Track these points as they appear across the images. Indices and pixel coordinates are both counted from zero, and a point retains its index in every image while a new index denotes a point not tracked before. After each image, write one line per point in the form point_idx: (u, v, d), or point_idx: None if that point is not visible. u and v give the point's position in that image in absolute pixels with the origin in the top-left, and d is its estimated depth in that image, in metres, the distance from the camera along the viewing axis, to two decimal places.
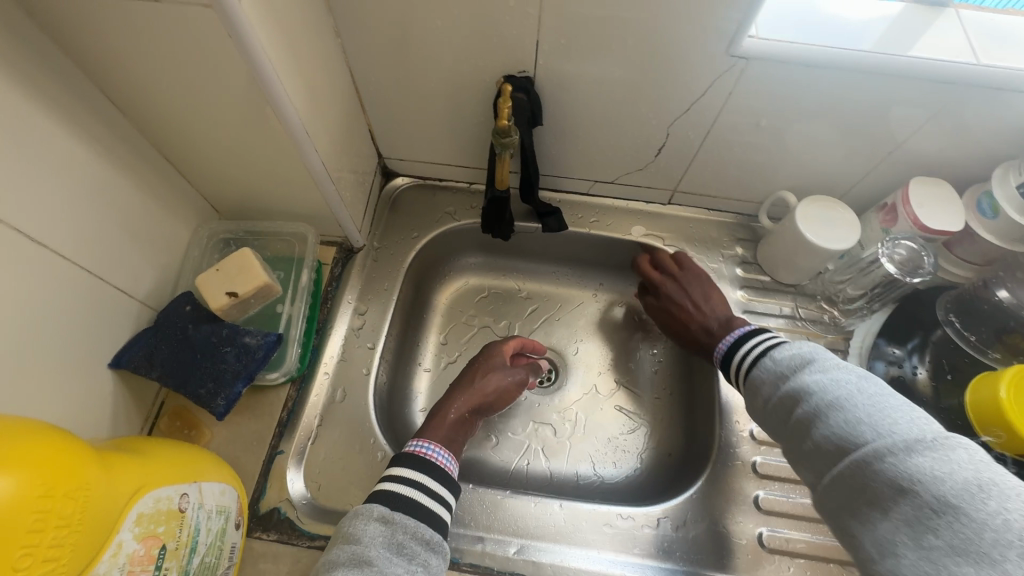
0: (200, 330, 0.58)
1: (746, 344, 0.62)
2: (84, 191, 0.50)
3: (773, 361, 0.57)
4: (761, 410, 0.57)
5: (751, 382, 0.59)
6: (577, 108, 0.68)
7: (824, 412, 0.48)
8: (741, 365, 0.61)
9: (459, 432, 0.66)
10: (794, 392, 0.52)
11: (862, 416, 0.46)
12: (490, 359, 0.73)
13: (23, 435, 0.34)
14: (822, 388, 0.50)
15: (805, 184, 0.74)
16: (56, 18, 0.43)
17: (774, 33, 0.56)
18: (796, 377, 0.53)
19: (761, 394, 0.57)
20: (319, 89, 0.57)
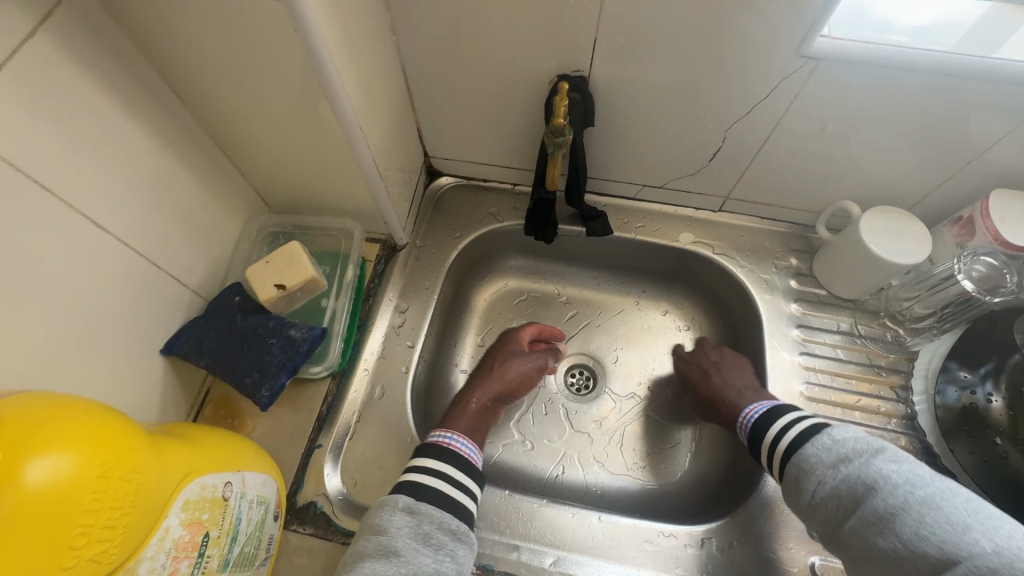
0: (247, 321, 0.58)
1: (774, 421, 0.62)
2: (146, 181, 0.51)
3: (829, 440, 0.56)
4: (808, 505, 0.55)
5: (793, 468, 0.57)
6: (631, 109, 0.66)
7: (900, 505, 0.48)
8: (778, 451, 0.60)
9: (480, 420, 0.68)
10: (861, 484, 0.51)
11: (957, 523, 0.45)
12: (508, 348, 0.75)
13: (84, 415, 0.35)
14: (898, 480, 0.50)
15: (870, 194, 0.70)
16: (130, 12, 0.44)
17: (848, 33, 0.53)
18: (859, 465, 0.52)
19: (806, 486, 0.55)
20: (373, 85, 0.57)
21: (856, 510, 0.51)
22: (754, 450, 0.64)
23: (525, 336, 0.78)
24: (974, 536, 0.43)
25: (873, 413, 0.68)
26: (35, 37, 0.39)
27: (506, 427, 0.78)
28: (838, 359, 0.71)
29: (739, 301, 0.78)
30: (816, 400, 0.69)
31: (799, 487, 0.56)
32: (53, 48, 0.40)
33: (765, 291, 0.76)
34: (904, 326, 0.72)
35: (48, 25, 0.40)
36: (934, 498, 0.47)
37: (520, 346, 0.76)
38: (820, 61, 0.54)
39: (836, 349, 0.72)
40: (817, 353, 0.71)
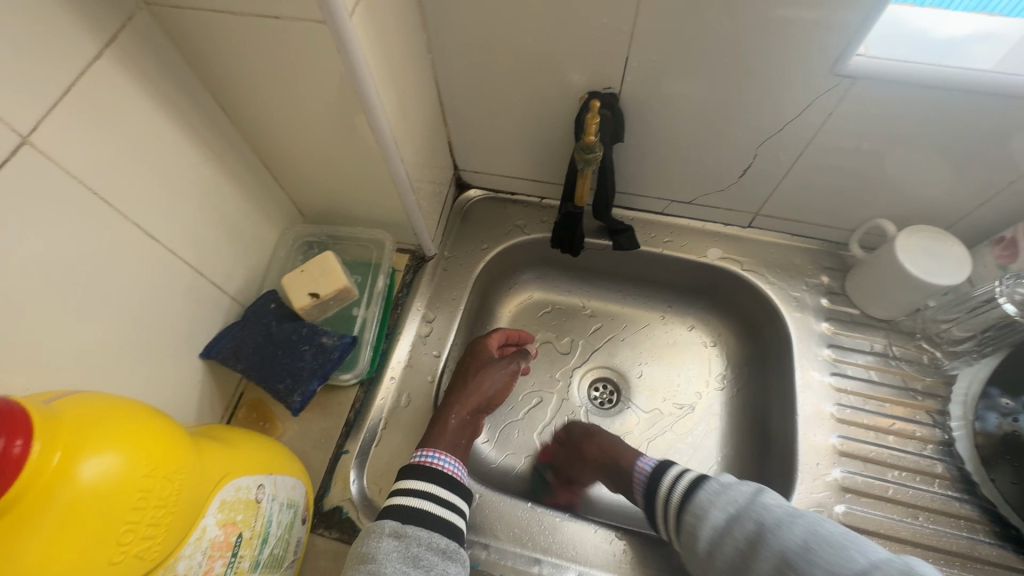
0: (282, 328, 0.60)
1: (666, 472, 0.64)
2: (194, 192, 0.54)
3: (709, 488, 0.59)
4: (704, 557, 0.56)
5: (690, 516, 0.59)
6: (661, 125, 0.66)
7: (785, 545, 0.50)
8: (670, 499, 0.62)
9: (461, 435, 0.65)
10: (751, 522, 0.54)
11: (834, 546, 0.48)
12: (479, 357, 0.72)
13: (133, 417, 0.37)
14: (781, 513, 0.53)
15: (906, 212, 0.69)
16: (186, 34, 0.46)
17: (885, 52, 0.53)
18: (745, 504, 0.55)
19: (701, 533, 0.57)
20: (408, 101, 0.59)
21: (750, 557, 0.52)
22: (648, 505, 0.65)
23: (494, 342, 0.74)
24: (852, 554, 0.47)
25: (907, 438, 0.66)
26: (100, 59, 0.41)
27: (529, 439, 0.78)
28: (870, 381, 0.69)
29: (767, 318, 0.77)
30: (847, 422, 0.67)
31: (695, 535, 0.58)
32: (116, 69, 0.43)
33: (795, 309, 0.74)
34: (941, 348, 0.69)
35: (113, 47, 0.42)
36: (811, 526, 0.50)
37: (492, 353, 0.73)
38: (855, 79, 0.54)
39: (869, 371, 0.70)
40: (848, 374, 0.70)
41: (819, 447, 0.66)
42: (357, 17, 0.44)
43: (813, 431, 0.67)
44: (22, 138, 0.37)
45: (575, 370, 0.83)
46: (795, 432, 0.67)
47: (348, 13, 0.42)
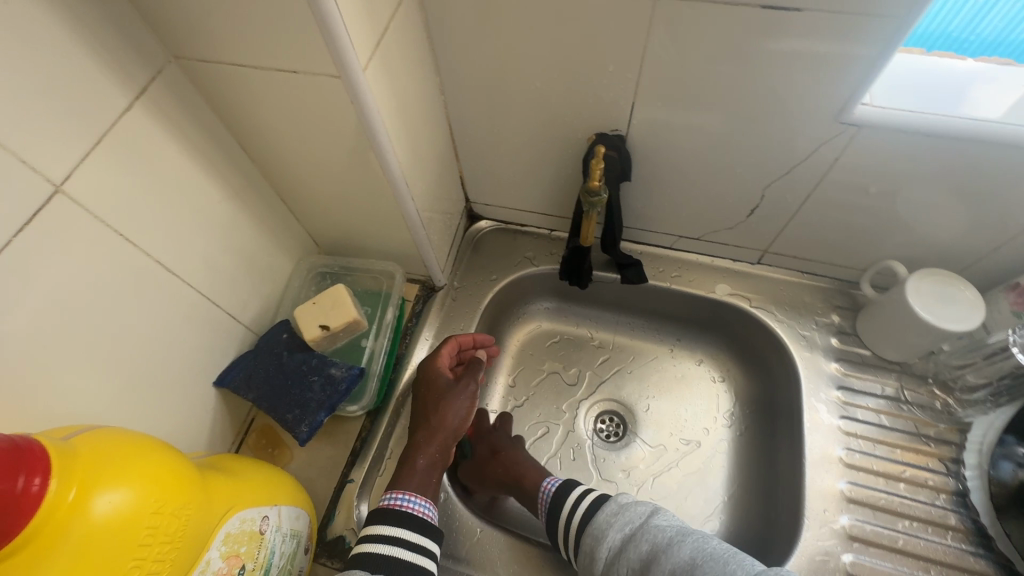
0: (293, 358, 0.62)
1: (569, 494, 0.65)
2: (215, 228, 0.57)
3: (606, 510, 0.61)
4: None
5: (588, 539, 0.60)
6: (668, 165, 0.67)
7: (680, 565, 0.52)
8: (573, 523, 0.63)
9: (433, 473, 0.63)
10: (644, 542, 0.56)
11: (718, 568, 0.51)
12: (433, 388, 0.67)
13: (146, 454, 0.39)
14: (672, 532, 0.56)
15: (918, 254, 0.68)
16: (213, 83, 0.49)
17: (890, 101, 0.53)
18: (642, 525, 0.58)
19: (598, 555, 0.59)
20: (420, 141, 0.61)
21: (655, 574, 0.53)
22: (552, 527, 0.65)
23: (445, 360, 0.69)
24: (731, 571, 0.50)
25: (919, 486, 0.64)
26: (131, 110, 0.44)
27: None
28: (881, 426, 0.68)
29: (776, 356, 0.76)
30: (856, 467, 0.66)
31: (595, 566, 0.58)
32: (144, 118, 0.46)
33: (804, 348, 0.74)
34: (955, 395, 0.68)
35: (143, 98, 0.45)
36: (699, 546, 0.53)
37: (448, 377, 0.68)
38: (860, 127, 0.54)
39: (880, 415, 0.69)
40: (858, 417, 0.69)
41: (827, 493, 0.65)
42: (370, 70, 0.47)
43: (821, 475, 0.66)
44: (55, 187, 0.40)
45: (581, 402, 0.83)
46: (802, 475, 0.66)
47: (361, 67, 0.45)
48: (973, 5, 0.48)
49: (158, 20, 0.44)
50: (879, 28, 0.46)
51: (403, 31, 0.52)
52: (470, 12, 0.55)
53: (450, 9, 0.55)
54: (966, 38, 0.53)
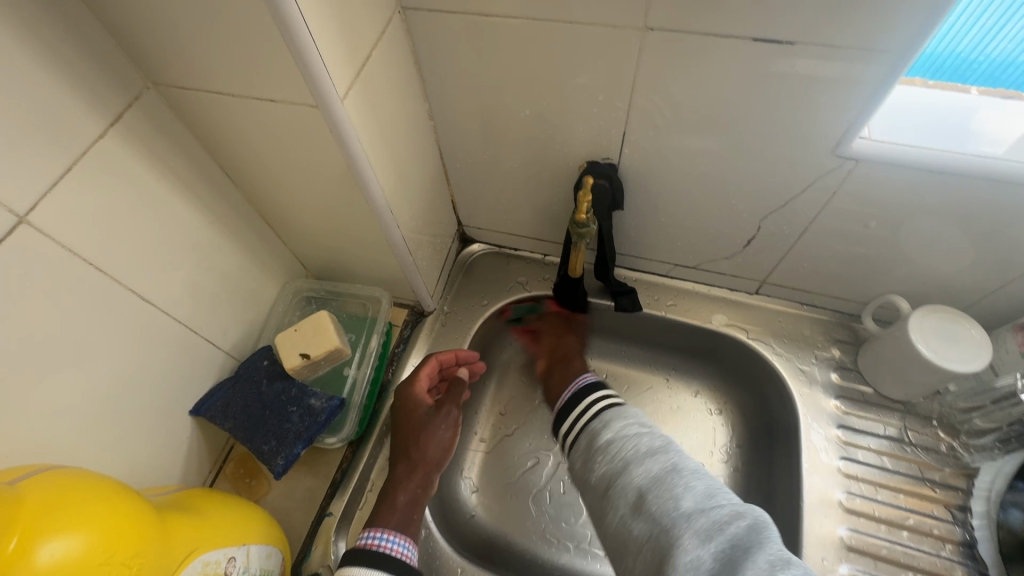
0: (272, 387, 0.61)
1: (586, 397, 0.62)
2: (195, 255, 0.56)
3: (615, 413, 0.57)
4: (597, 450, 0.55)
5: (595, 427, 0.57)
6: (661, 193, 0.66)
7: (663, 469, 0.48)
8: (583, 417, 0.59)
9: (414, 510, 0.61)
10: (637, 442, 0.52)
11: (688, 472, 0.48)
12: (413, 419, 0.66)
13: (95, 500, 0.37)
14: (659, 441, 0.51)
15: (921, 288, 0.66)
16: (193, 110, 0.49)
17: (888, 135, 0.52)
18: (650, 429, 0.54)
19: (604, 433, 0.55)
20: (407, 167, 0.60)
21: (632, 470, 0.50)
22: (563, 413, 0.63)
23: (424, 385, 0.68)
24: (702, 485, 0.46)
25: (924, 534, 0.62)
26: (104, 137, 0.44)
27: (522, 505, 0.75)
28: (882, 468, 0.65)
29: (774, 391, 0.73)
30: (856, 513, 0.63)
31: (589, 456, 0.55)
32: (119, 145, 0.45)
33: (803, 383, 0.71)
34: (962, 438, 0.65)
35: (117, 125, 0.45)
36: (678, 463, 0.49)
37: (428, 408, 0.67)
38: (857, 161, 0.53)
39: (882, 457, 0.66)
40: (858, 458, 0.66)
41: (824, 539, 0.62)
42: (349, 100, 0.46)
43: (819, 520, 0.63)
44: (20, 218, 0.39)
45: None
46: (800, 519, 0.63)
47: (339, 97, 0.44)
48: (982, 25, 0.45)
49: (135, 48, 0.43)
50: (874, 62, 0.45)
51: (388, 59, 0.51)
52: (457, 40, 0.54)
53: (437, 37, 0.54)
54: (975, 59, 0.49)
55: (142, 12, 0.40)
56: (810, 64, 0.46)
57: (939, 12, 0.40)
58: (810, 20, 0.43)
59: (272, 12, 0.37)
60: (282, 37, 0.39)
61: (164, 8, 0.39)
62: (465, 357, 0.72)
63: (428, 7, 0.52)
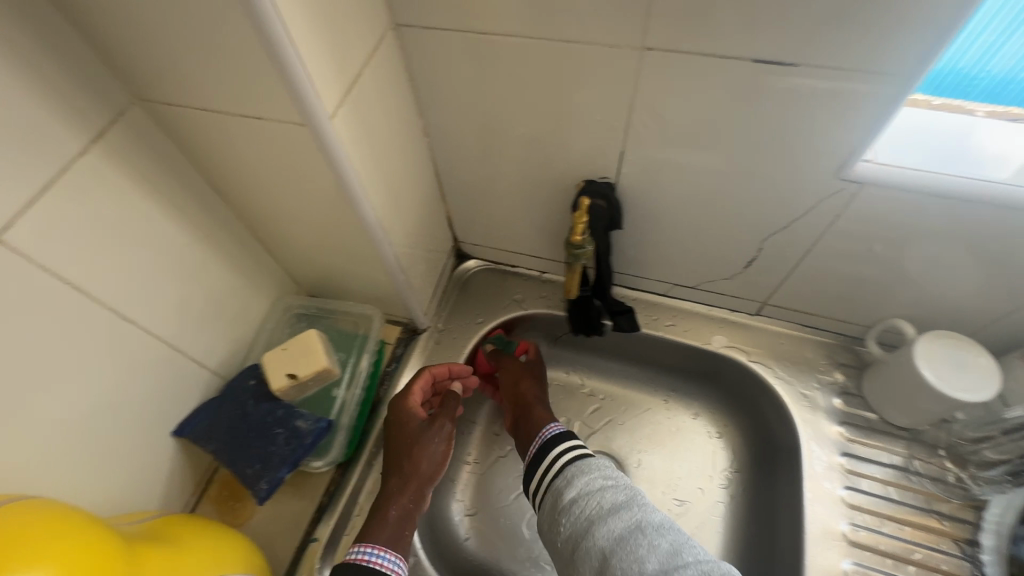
0: (258, 408, 0.59)
1: (551, 447, 0.62)
2: (181, 272, 0.54)
3: (580, 466, 0.58)
4: (561, 509, 0.56)
5: (560, 481, 0.58)
6: (660, 213, 0.64)
7: (626, 534, 0.51)
8: (548, 471, 0.60)
9: (405, 527, 0.57)
10: (601, 503, 0.54)
11: (654, 535, 0.50)
12: (405, 429, 0.62)
13: (61, 534, 0.35)
14: (623, 500, 0.54)
15: (927, 313, 0.64)
16: (179, 127, 0.48)
17: (894, 159, 0.50)
18: (613, 487, 0.55)
19: (568, 490, 0.57)
20: (400, 184, 0.59)
21: (597, 530, 0.52)
22: (530, 465, 0.63)
23: (417, 398, 0.66)
24: (668, 547, 0.49)
25: (930, 568, 0.59)
26: (86, 153, 0.42)
27: (516, 530, 0.73)
28: (886, 498, 0.63)
29: (776, 415, 0.72)
30: (861, 545, 0.61)
31: (555, 516, 0.56)
32: (102, 161, 0.44)
33: (805, 408, 0.69)
34: (970, 469, 0.63)
35: (100, 141, 0.43)
36: (647, 521, 0.51)
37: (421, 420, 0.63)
38: (862, 184, 0.51)
39: (887, 486, 0.64)
40: (863, 488, 0.64)
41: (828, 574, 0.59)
42: (339, 117, 0.44)
43: (822, 554, 0.61)
44: None
45: None
46: (802, 550, 0.61)
47: (327, 114, 0.43)
48: (985, 41, 0.43)
49: (120, 63, 0.43)
50: (877, 86, 0.43)
51: (380, 76, 0.50)
52: (451, 57, 0.53)
53: (432, 53, 0.53)
54: (975, 76, 0.47)
55: (127, 28, 0.39)
56: (811, 86, 0.45)
57: (944, 36, 0.39)
58: (811, 42, 0.42)
59: (257, 28, 0.36)
60: (267, 55, 0.38)
61: (148, 25, 0.38)
62: (456, 370, 0.70)
63: (422, 23, 0.51)
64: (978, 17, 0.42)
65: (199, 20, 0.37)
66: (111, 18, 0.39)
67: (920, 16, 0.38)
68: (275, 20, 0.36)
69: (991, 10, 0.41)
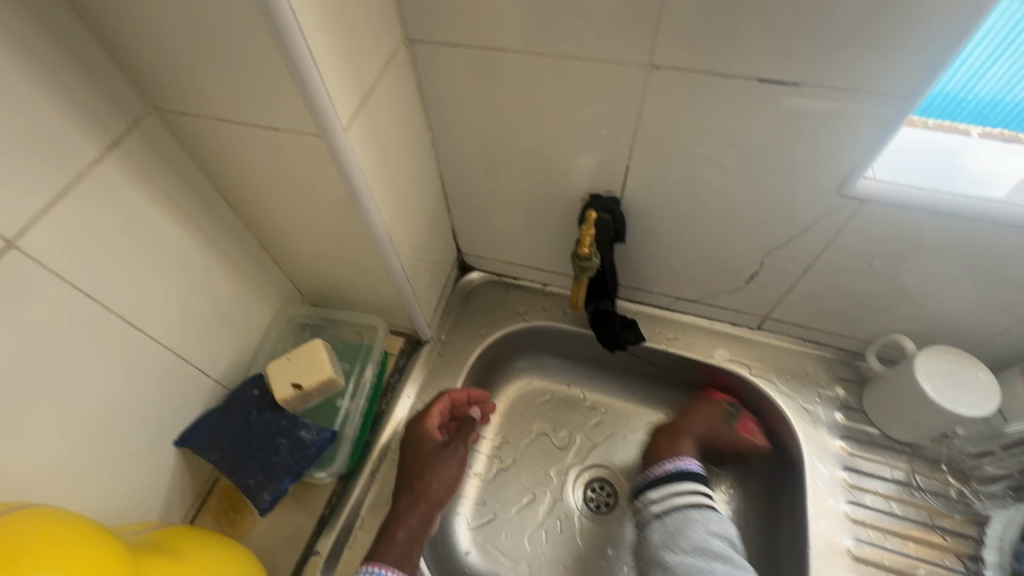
0: (261, 418, 0.59)
1: (682, 479, 0.67)
2: (189, 281, 0.55)
3: (707, 514, 0.64)
4: (679, 540, 0.63)
5: (685, 517, 0.64)
6: (663, 227, 0.65)
7: None
8: (676, 498, 0.66)
9: (414, 547, 0.58)
10: (723, 559, 0.60)
11: None
12: (421, 452, 0.64)
13: (66, 543, 0.35)
14: (742, 565, 0.60)
15: (926, 329, 0.65)
16: (193, 137, 0.48)
17: (893, 177, 0.52)
18: (733, 549, 0.61)
19: (693, 529, 0.62)
20: (408, 196, 0.60)
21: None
22: (653, 483, 0.68)
23: (436, 420, 0.67)
24: None
25: None
26: (101, 161, 0.43)
27: (518, 544, 0.73)
28: (889, 513, 0.63)
29: (778, 430, 0.72)
30: (865, 560, 0.61)
31: (668, 541, 0.63)
32: (117, 169, 0.44)
33: (807, 422, 0.70)
34: (972, 484, 0.63)
35: (116, 149, 0.44)
36: None
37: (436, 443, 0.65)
38: (862, 201, 0.53)
39: (889, 501, 0.64)
40: (866, 503, 0.64)
41: None
42: (353, 130, 0.45)
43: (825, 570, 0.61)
44: (8, 242, 0.38)
45: (570, 469, 0.78)
46: (807, 566, 0.61)
47: (343, 126, 0.44)
48: (970, 65, 0.46)
49: (139, 74, 0.43)
50: (877, 106, 0.45)
51: (393, 90, 0.51)
52: (462, 72, 0.54)
53: (443, 69, 0.55)
54: (962, 98, 0.50)
55: (148, 40, 0.40)
56: (813, 106, 0.46)
57: (943, 60, 0.40)
58: (813, 63, 0.43)
59: (280, 43, 0.37)
60: (288, 68, 0.38)
61: (171, 38, 0.39)
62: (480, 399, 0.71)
63: (434, 40, 0.52)
64: (967, 42, 0.44)
65: (223, 33, 0.38)
66: (133, 30, 0.39)
67: (919, 40, 0.40)
68: (297, 34, 0.36)
69: (976, 37, 0.44)
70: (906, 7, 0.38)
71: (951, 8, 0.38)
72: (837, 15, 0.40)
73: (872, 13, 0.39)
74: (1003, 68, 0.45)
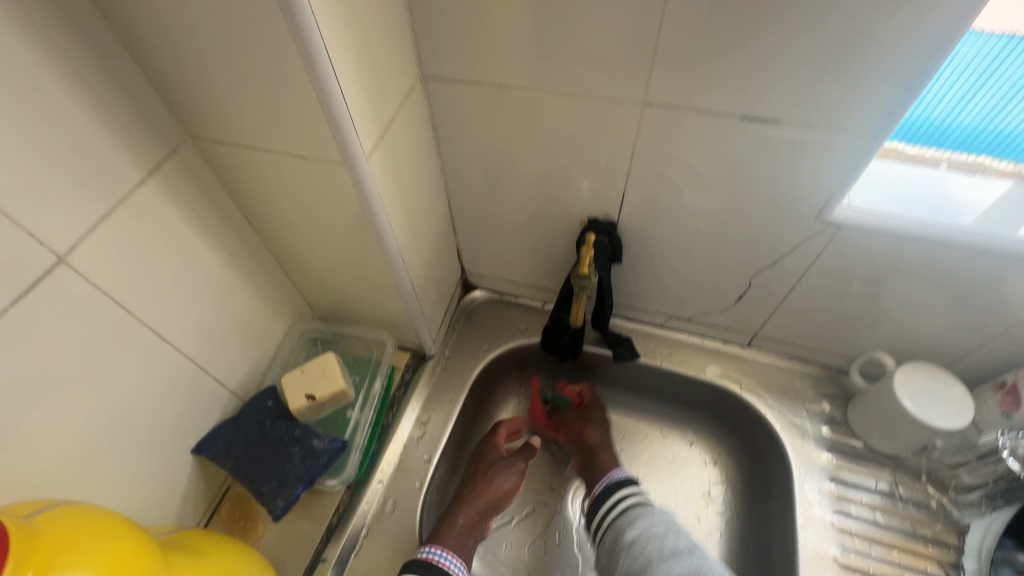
0: (275, 428, 0.61)
1: (613, 494, 0.69)
2: (213, 296, 0.58)
3: (641, 513, 0.65)
4: (621, 549, 0.64)
5: (620, 524, 0.66)
6: (657, 250, 0.69)
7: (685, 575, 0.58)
8: (611, 512, 0.67)
9: (468, 538, 0.67)
10: (664, 549, 0.61)
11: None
12: (488, 458, 0.75)
13: (104, 535, 0.38)
14: (683, 548, 0.61)
15: (905, 346, 0.69)
16: (224, 162, 0.53)
17: (867, 205, 0.56)
18: (676, 536, 0.63)
19: (630, 531, 0.64)
20: (418, 218, 0.64)
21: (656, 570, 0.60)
22: (591, 504, 0.70)
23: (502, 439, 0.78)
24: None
25: None
26: (142, 184, 0.47)
27: (518, 555, 0.75)
28: (875, 523, 0.66)
29: (768, 443, 0.75)
30: (852, 568, 0.64)
31: (614, 554, 0.64)
32: (154, 191, 0.48)
33: (795, 436, 0.73)
34: (950, 493, 0.66)
35: (155, 173, 0.48)
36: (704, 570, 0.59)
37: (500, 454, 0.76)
38: (840, 227, 0.57)
39: (874, 511, 0.67)
40: (852, 513, 0.67)
41: None
42: (373, 158, 0.50)
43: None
44: (59, 258, 0.42)
45: (569, 482, 0.81)
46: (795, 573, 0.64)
47: (365, 156, 0.48)
48: (953, 95, 0.50)
49: (180, 106, 0.48)
50: (848, 141, 0.50)
51: (408, 121, 0.56)
52: (471, 106, 0.59)
53: (454, 102, 0.59)
54: (946, 128, 0.54)
55: (193, 78, 0.44)
56: (792, 140, 0.51)
57: (903, 101, 0.45)
58: (790, 102, 0.48)
59: (313, 81, 0.41)
60: (319, 103, 0.43)
61: (213, 75, 0.44)
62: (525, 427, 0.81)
63: (447, 76, 0.57)
64: (951, 73, 0.49)
65: (262, 72, 0.42)
66: (179, 68, 0.44)
67: (881, 84, 0.45)
68: (329, 74, 0.41)
69: (961, 67, 0.48)
70: (869, 56, 0.44)
71: (908, 58, 0.43)
72: (809, 61, 0.45)
73: (840, 61, 0.44)
74: (986, 96, 0.49)
